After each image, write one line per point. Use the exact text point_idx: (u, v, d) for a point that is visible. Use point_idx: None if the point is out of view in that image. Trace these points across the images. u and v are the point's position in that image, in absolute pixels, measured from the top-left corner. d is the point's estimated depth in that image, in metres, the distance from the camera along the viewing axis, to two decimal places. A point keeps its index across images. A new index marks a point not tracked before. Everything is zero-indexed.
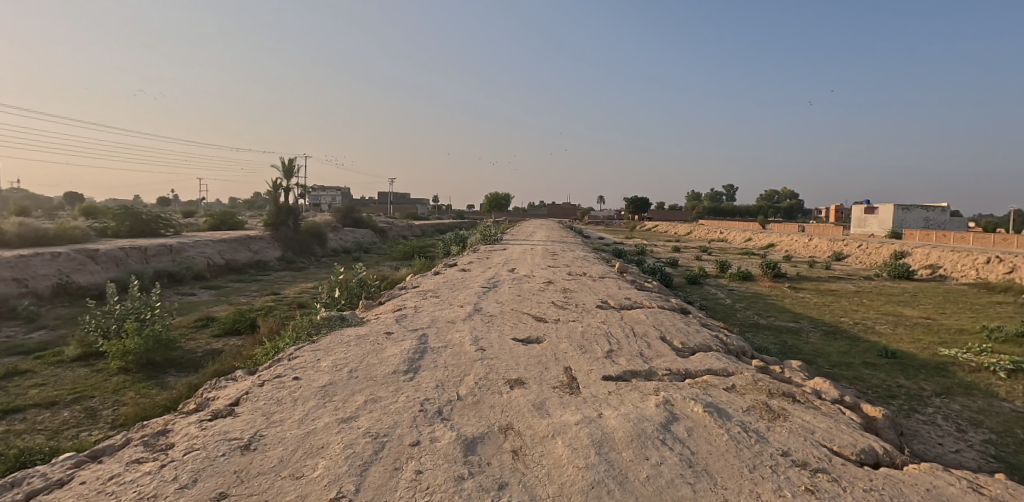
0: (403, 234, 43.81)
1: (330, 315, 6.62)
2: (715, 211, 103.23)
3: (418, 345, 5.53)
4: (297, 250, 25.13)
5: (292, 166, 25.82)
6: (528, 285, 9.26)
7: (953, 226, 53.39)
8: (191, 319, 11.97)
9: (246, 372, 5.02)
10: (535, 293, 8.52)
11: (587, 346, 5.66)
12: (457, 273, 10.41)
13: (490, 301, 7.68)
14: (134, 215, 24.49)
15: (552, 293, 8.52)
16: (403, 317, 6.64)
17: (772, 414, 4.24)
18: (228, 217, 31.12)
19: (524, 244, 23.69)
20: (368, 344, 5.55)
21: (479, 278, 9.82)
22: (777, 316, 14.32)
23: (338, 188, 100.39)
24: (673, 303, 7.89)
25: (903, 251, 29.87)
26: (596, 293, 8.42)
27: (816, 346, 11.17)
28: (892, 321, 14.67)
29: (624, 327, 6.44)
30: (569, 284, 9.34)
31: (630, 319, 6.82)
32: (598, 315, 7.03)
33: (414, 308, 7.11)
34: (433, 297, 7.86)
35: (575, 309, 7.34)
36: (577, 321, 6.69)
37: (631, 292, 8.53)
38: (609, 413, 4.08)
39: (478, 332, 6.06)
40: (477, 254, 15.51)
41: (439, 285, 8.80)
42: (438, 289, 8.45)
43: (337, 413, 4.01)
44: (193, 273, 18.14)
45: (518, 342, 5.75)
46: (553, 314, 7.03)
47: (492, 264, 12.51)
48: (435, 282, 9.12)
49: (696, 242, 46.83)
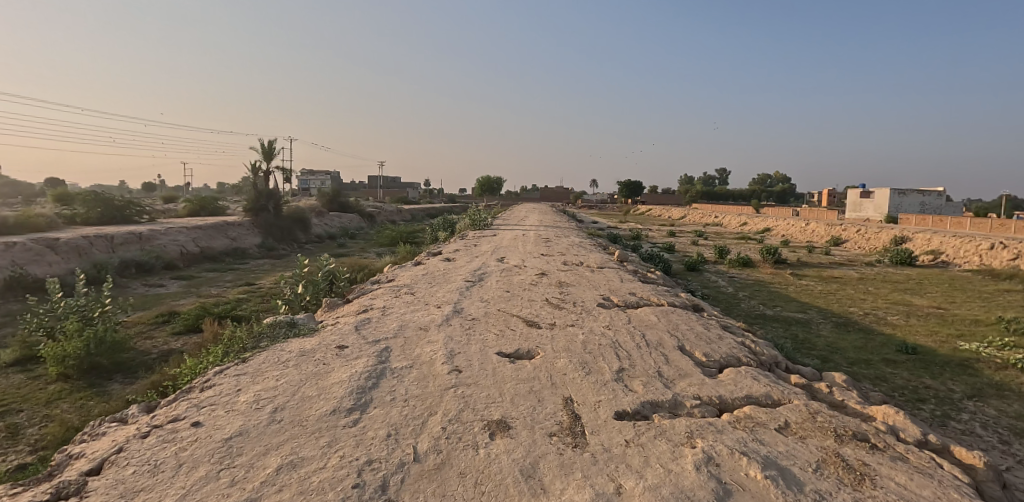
0: (392, 219, 42.60)
1: (280, 321, 5.69)
2: (708, 195, 102.47)
3: (372, 366, 4.58)
4: (279, 237, 24.02)
5: (272, 148, 24.56)
6: (519, 278, 8.30)
7: (948, 211, 52.92)
8: (152, 315, 10.94)
9: (139, 410, 4.08)
10: (526, 287, 7.58)
11: (592, 364, 4.73)
12: (441, 264, 9.42)
13: (474, 299, 6.72)
14: (105, 201, 23.23)
15: (546, 288, 7.58)
16: (364, 323, 5.69)
17: (853, 476, 3.34)
18: (207, 203, 29.83)
19: (516, 229, 22.71)
20: (310, 366, 4.60)
21: (463, 270, 8.84)
22: (784, 306, 13.47)
23: (327, 173, 98.56)
24: (688, 299, 7.03)
25: (903, 236, 29.17)
26: (595, 288, 7.49)
27: (829, 340, 10.36)
28: (903, 311, 13.89)
29: (636, 334, 5.54)
30: (565, 277, 8.39)
31: (640, 322, 5.92)
32: (602, 317, 6.10)
33: (383, 311, 6.14)
34: (408, 295, 6.89)
35: (573, 309, 6.41)
36: (576, 326, 5.76)
37: (635, 286, 7.64)
38: (630, 485, 3.15)
39: (457, 344, 5.10)
40: (465, 241, 14.53)
41: (417, 279, 7.83)
42: (416, 284, 7.49)
43: (230, 493, 3.03)
44: (164, 263, 17.05)
45: (505, 358, 4.81)
46: (547, 316, 6.09)
47: (480, 252, 11.54)
48: (413, 275, 8.14)
49: (690, 226, 46.15)
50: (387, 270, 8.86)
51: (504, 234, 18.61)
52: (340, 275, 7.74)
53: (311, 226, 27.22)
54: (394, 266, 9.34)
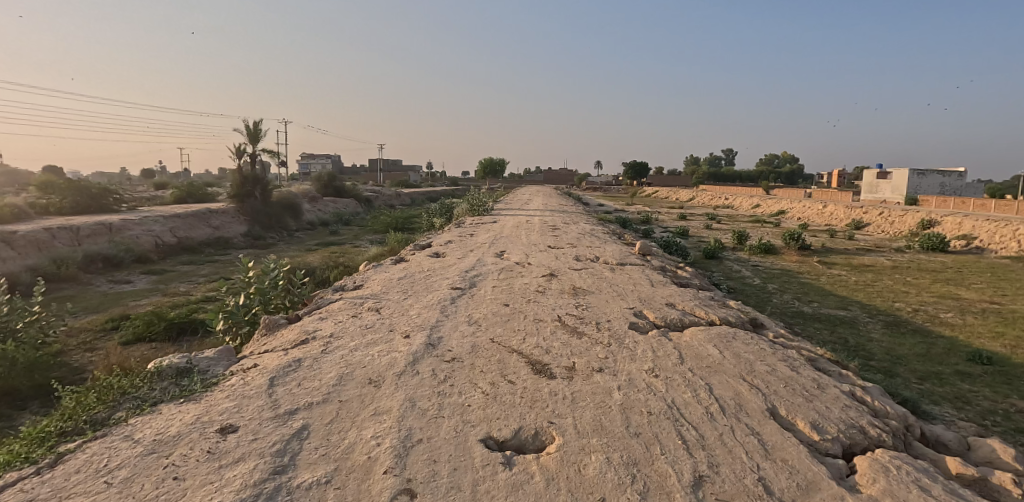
0: (390, 203, 41.09)
1: (159, 376, 4.19)
2: (716, 176, 100.24)
3: (253, 491, 2.88)
4: (266, 224, 22.54)
5: (258, 131, 22.96)
6: (522, 282, 6.82)
7: (969, 193, 50.90)
8: (103, 320, 9.54)
9: None
10: (530, 298, 6.09)
11: (640, 469, 3.15)
12: (428, 262, 7.91)
13: (462, 322, 5.23)
14: (81, 188, 21.76)
15: (556, 299, 6.08)
16: (280, 379, 4.10)
17: None
18: (194, 189, 28.35)
19: (519, 215, 21.15)
20: (144, 489, 2.93)
21: (453, 270, 7.36)
22: (821, 301, 11.93)
23: (327, 157, 96.68)
24: (744, 316, 5.85)
25: (931, 219, 27.45)
26: (619, 299, 6.04)
27: (885, 346, 8.87)
28: (955, 307, 12.36)
29: (700, 389, 4.10)
30: (579, 281, 6.88)
31: (699, 363, 4.54)
32: (640, 353, 4.65)
33: (325, 348, 4.63)
34: (373, 317, 5.40)
35: (598, 338, 4.95)
36: (605, 373, 4.28)
37: (670, 296, 6.20)
38: None
39: (419, 422, 3.53)
40: (462, 230, 13.05)
41: (393, 288, 6.36)
42: (389, 298, 6.01)
43: None
44: (136, 256, 15.62)
45: (495, 455, 3.24)
46: (560, 353, 4.60)
47: (477, 245, 10.04)
48: (389, 281, 6.67)
49: (701, 209, 44.36)
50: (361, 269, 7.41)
51: (506, 221, 17.07)
52: (297, 279, 6.28)
53: (302, 212, 25.73)
54: (372, 263, 7.87)
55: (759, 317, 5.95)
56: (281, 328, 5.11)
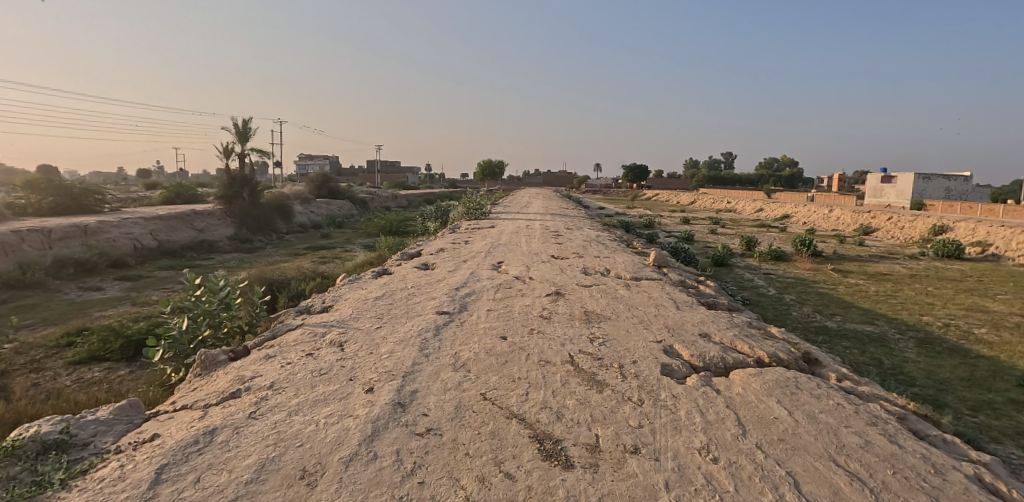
0: (387, 205, 40.26)
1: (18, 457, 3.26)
2: (716, 179, 99.62)
3: None
4: (255, 226, 21.64)
5: (247, 129, 22.05)
6: (523, 304, 5.96)
7: (974, 197, 50.20)
8: (57, 335, 8.59)
9: None
10: (533, 327, 5.21)
11: None
12: (415, 276, 7.05)
13: (447, 367, 4.33)
14: (60, 188, 20.79)
15: (565, 329, 5.20)
16: (167, 472, 3.11)
17: None
18: (183, 189, 27.43)
19: (518, 219, 20.32)
20: None
21: (443, 288, 6.51)
22: (844, 314, 11.05)
23: (325, 157, 95.92)
24: (794, 352, 5.05)
25: (943, 225, 26.61)
26: (638, 331, 5.20)
27: (924, 369, 8.00)
28: (987, 321, 11.51)
29: (785, 487, 3.12)
30: (589, 304, 6.01)
31: (767, 431, 3.66)
32: (688, 419, 3.73)
33: (256, 412, 3.70)
34: (333, 357, 4.50)
35: (624, 392, 4.06)
36: (640, 455, 3.33)
37: (703, 327, 5.38)
38: None
39: None
40: (456, 235, 12.17)
41: (369, 313, 5.49)
42: (359, 328, 5.12)
43: None
44: (111, 260, 14.67)
45: None
46: (572, 419, 3.68)
47: (472, 254, 9.17)
48: (364, 303, 5.81)
49: (704, 213, 43.48)
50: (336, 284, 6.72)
51: (504, 226, 16.23)
52: (255, 298, 5.45)
53: (293, 214, 24.85)
54: (350, 276, 7.07)
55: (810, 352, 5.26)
56: (217, 375, 4.21)
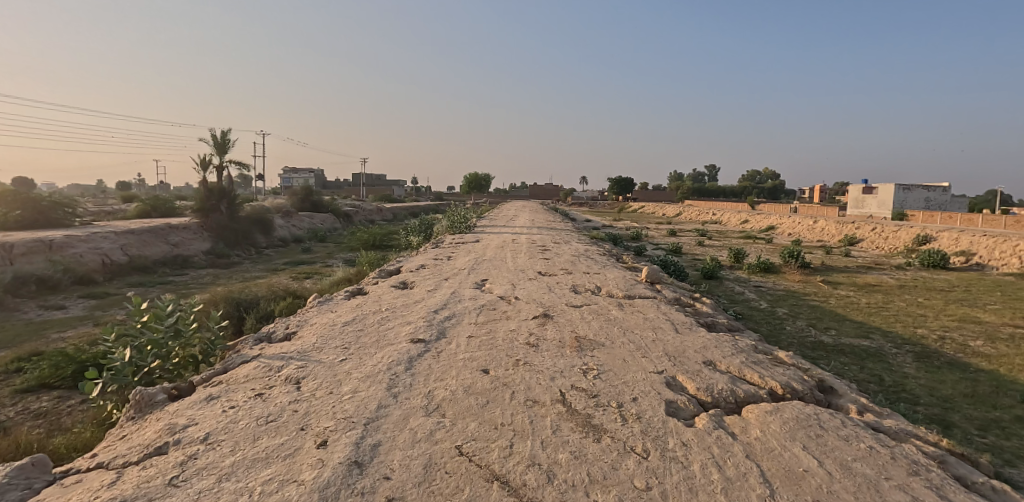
0: (370, 219, 39.69)
1: None
2: (700, 191, 100.43)
3: None
4: (232, 241, 20.97)
5: (226, 141, 21.48)
6: (507, 329, 5.55)
7: (953, 207, 50.97)
8: (5, 360, 7.93)
9: None
10: (518, 358, 4.78)
11: None
12: (391, 297, 6.69)
13: (418, 410, 3.85)
14: (27, 201, 19.97)
15: (555, 360, 4.77)
16: None
17: None
18: (159, 203, 26.66)
19: (503, 233, 19.97)
20: None
21: (421, 311, 6.09)
22: (839, 328, 10.78)
23: (309, 170, 94.98)
24: (806, 383, 4.68)
25: (926, 235, 26.75)
26: (634, 361, 4.80)
27: (927, 387, 7.68)
28: (982, 332, 11.31)
29: None
30: (580, 329, 5.62)
31: (797, 488, 3.21)
32: (705, 476, 3.25)
33: (179, 476, 3.12)
34: (286, 400, 3.98)
35: (626, 440, 3.58)
36: None
37: (706, 356, 4.99)
38: None
39: None
40: (440, 250, 11.76)
41: (336, 344, 5.02)
42: (321, 361, 4.63)
43: None
44: (77, 276, 13.94)
45: None
46: (564, 478, 3.17)
47: (455, 271, 8.75)
48: (330, 332, 5.34)
49: (690, 225, 43.55)
50: (306, 307, 6.32)
51: (489, 240, 15.84)
52: (211, 323, 5.00)
53: (273, 228, 24.22)
54: (322, 296, 6.76)
55: (825, 380, 4.96)
56: (148, 421, 3.73)
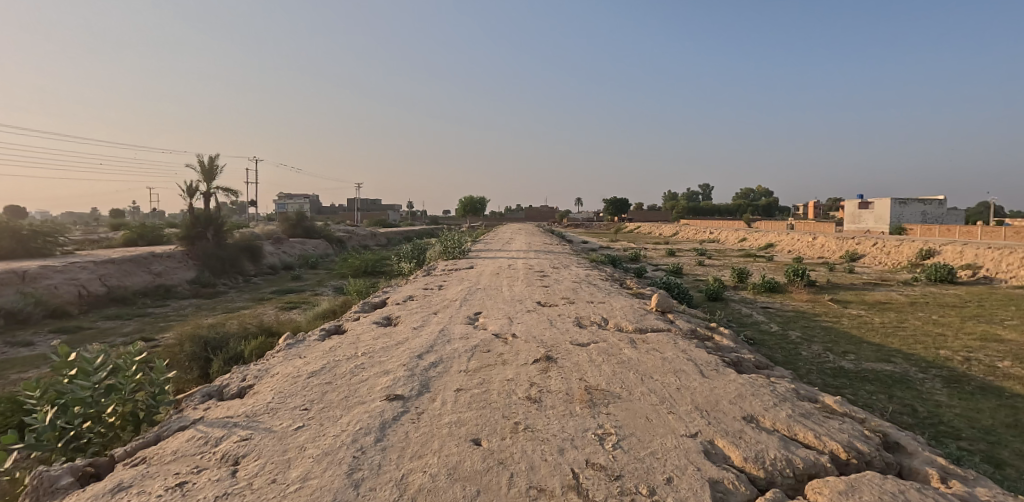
0: (364, 244, 39.06)
1: None
2: (696, 209, 100.46)
3: None
4: (219, 269, 20.27)
5: (213, 167, 20.99)
6: (500, 379, 4.93)
7: (949, 221, 50.81)
8: None
9: None
10: (516, 422, 4.07)
11: None
12: (371, 339, 6.18)
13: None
14: (6, 230, 19.28)
15: (564, 423, 4.06)
16: None
17: None
18: (146, 231, 26.01)
19: (499, 257, 19.40)
20: None
21: (402, 358, 5.48)
22: (857, 352, 10.14)
23: (305, 196, 94.63)
24: (871, 446, 3.98)
25: (930, 249, 26.30)
26: (655, 422, 4.11)
27: (967, 419, 6.99)
28: (1008, 352, 10.67)
29: None
30: (587, 377, 4.98)
31: None
32: None
33: None
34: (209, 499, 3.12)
35: None
36: None
37: (747, 413, 4.35)
38: None
39: None
40: (432, 279, 11.17)
41: (290, 405, 4.34)
42: (270, 430, 3.93)
43: None
44: (48, 310, 13.18)
45: None
46: None
47: (446, 303, 8.13)
48: (287, 388, 4.69)
49: (688, 244, 43.11)
50: (273, 352, 5.77)
51: (484, 266, 15.27)
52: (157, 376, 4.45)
53: (262, 256, 23.55)
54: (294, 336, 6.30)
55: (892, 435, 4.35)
56: None
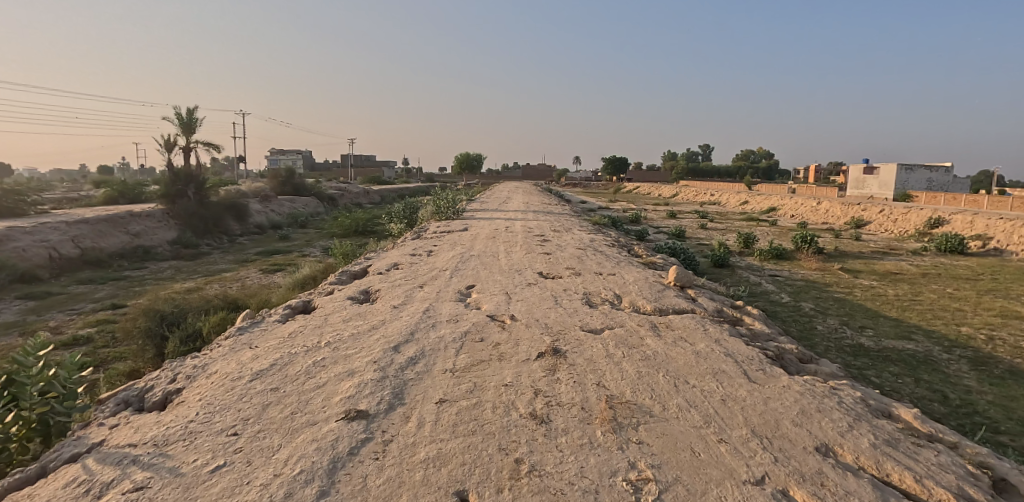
0: (356, 202, 37.99)
1: None
2: (695, 171, 98.93)
3: None
4: (203, 228, 19.42)
5: (192, 120, 19.78)
6: (493, 382, 4.31)
7: (954, 189, 49.97)
8: None
9: None
10: (510, 454, 3.41)
11: None
12: (348, 323, 5.55)
13: None
14: None
15: (599, 463, 3.36)
16: None
17: None
18: (127, 188, 24.89)
19: (496, 219, 18.59)
20: None
21: (376, 352, 4.85)
22: (876, 327, 9.54)
23: (297, 151, 92.26)
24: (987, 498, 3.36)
25: (939, 218, 25.57)
26: (699, 459, 3.44)
27: (1006, 409, 6.38)
28: None
29: None
30: (606, 385, 4.32)
31: None
32: None
33: None
34: None
35: None
36: None
37: (823, 445, 3.70)
38: None
39: None
40: (423, 243, 10.41)
41: (218, 428, 3.67)
42: (172, 473, 3.22)
43: None
44: (17, 274, 12.38)
45: None
46: None
47: (434, 274, 7.41)
48: (220, 400, 4.04)
49: (688, 207, 42.17)
50: (222, 339, 5.21)
51: (479, 229, 14.47)
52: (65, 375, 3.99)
53: (249, 213, 22.63)
54: (254, 315, 5.76)
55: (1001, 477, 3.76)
56: None
